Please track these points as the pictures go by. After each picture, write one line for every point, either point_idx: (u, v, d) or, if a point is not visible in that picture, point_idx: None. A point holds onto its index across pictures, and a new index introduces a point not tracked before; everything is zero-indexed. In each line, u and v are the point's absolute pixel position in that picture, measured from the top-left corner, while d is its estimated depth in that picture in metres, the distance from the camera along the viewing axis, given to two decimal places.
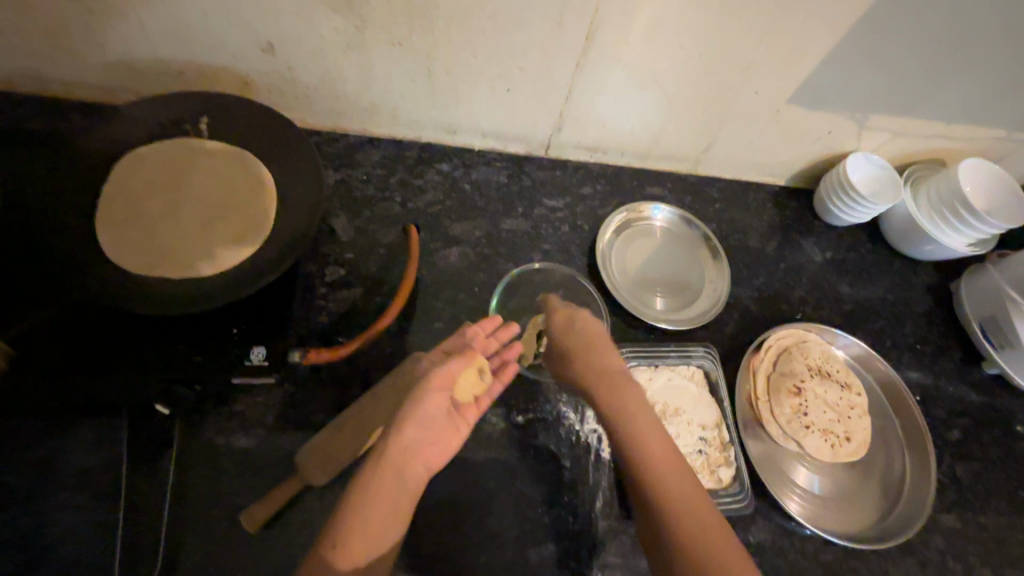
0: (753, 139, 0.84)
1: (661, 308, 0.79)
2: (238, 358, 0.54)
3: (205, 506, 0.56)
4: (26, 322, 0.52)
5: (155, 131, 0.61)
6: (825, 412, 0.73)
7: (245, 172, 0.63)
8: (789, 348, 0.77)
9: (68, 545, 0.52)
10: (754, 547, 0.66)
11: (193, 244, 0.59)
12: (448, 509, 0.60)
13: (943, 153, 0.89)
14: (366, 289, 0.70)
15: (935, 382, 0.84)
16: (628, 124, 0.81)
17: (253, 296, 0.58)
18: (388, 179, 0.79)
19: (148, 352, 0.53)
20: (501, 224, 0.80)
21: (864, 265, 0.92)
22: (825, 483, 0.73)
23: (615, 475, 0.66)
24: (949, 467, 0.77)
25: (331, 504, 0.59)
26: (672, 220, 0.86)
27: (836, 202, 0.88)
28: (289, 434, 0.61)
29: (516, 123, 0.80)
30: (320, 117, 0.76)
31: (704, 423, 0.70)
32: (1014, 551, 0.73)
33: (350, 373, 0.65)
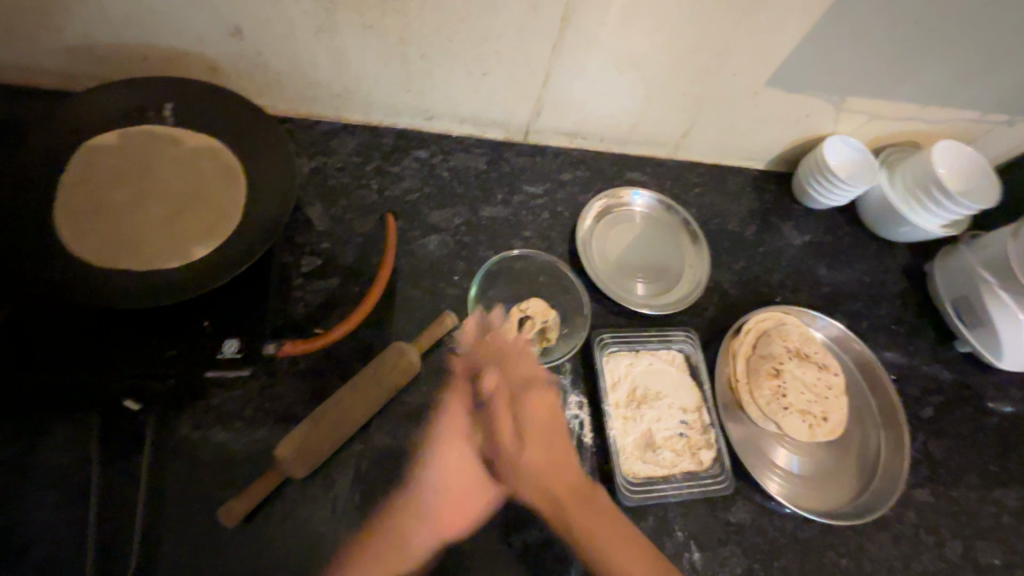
0: (732, 123, 0.84)
1: (642, 293, 0.79)
2: (212, 351, 0.53)
3: (181, 502, 0.55)
4: None
5: (115, 118, 0.59)
6: (803, 393, 0.74)
7: (214, 161, 0.60)
8: (768, 331, 0.78)
9: (40, 546, 0.50)
10: (734, 526, 0.67)
11: (160, 235, 0.57)
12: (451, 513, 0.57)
13: (918, 136, 0.90)
14: (344, 279, 0.69)
15: (910, 361, 0.85)
16: (607, 109, 0.80)
17: (225, 288, 0.56)
18: (364, 167, 0.77)
19: (118, 348, 0.52)
20: (481, 212, 0.79)
21: (842, 248, 0.93)
22: (804, 462, 0.74)
23: (597, 459, 0.66)
24: (922, 444, 0.79)
25: (312, 497, 0.58)
26: (652, 206, 0.86)
27: (814, 185, 0.88)
28: (267, 428, 0.60)
29: (495, 109, 0.79)
30: (293, 104, 0.74)
31: (685, 406, 0.70)
32: (986, 523, 0.75)
33: (329, 364, 0.64)
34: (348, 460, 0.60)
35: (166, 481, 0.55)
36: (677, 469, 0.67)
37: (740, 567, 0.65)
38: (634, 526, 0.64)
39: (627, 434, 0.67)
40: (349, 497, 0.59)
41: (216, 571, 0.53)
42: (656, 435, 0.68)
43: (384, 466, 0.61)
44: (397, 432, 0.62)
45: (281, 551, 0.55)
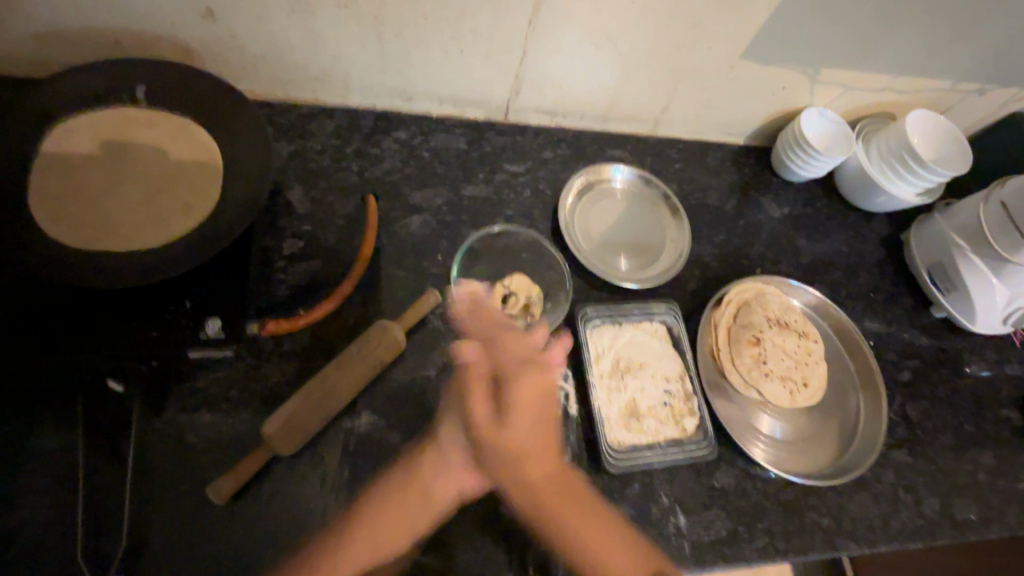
0: (709, 97, 0.85)
1: (624, 268, 0.80)
2: (194, 331, 0.53)
3: (170, 482, 0.55)
4: None
5: (90, 100, 0.58)
6: (784, 360, 0.76)
7: (189, 142, 0.60)
8: (749, 301, 0.79)
9: (29, 528, 0.51)
10: (717, 490, 0.69)
11: (137, 217, 0.56)
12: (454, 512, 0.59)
13: (892, 107, 0.91)
14: (326, 260, 0.69)
15: (887, 328, 0.87)
16: (585, 86, 0.81)
17: (202, 267, 0.56)
18: (344, 149, 0.77)
19: (98, 330, 0.52)
20: (462, 191, 0.80)
21: (821, 220, 0.94)
22: (785, 427, 0.76)
23: (583, 430, 0.67)
24: (900, 406, 0.81)
25: (301, 475, 0.58)
26: (632, 181, 0.87)
27: (791, 158, 0.89)
28: (254, 407, 0.60)
29: (473, 88, 0.79)
30: (270, 86, 0.74)
31: (668, 376, 0.72)
32: (961, 480, 0.77)
33: (314, 344, 0.64)
34: (335, 438, 0.61)
35: (154, 461, 0.56)
36: (661, 437, 0.68)
37: (724, 530, 0.67)
38: (619, 492, 0.65)
39: (611, 405, 0.68)
40: (339, 474, 0.59)
41: (206, 546, 0.54)
42: (640, 404, 0.69)
43: (371, 442, 0.61)
44: (382, 408, 0.63)
45: (271, 527, 0.56)
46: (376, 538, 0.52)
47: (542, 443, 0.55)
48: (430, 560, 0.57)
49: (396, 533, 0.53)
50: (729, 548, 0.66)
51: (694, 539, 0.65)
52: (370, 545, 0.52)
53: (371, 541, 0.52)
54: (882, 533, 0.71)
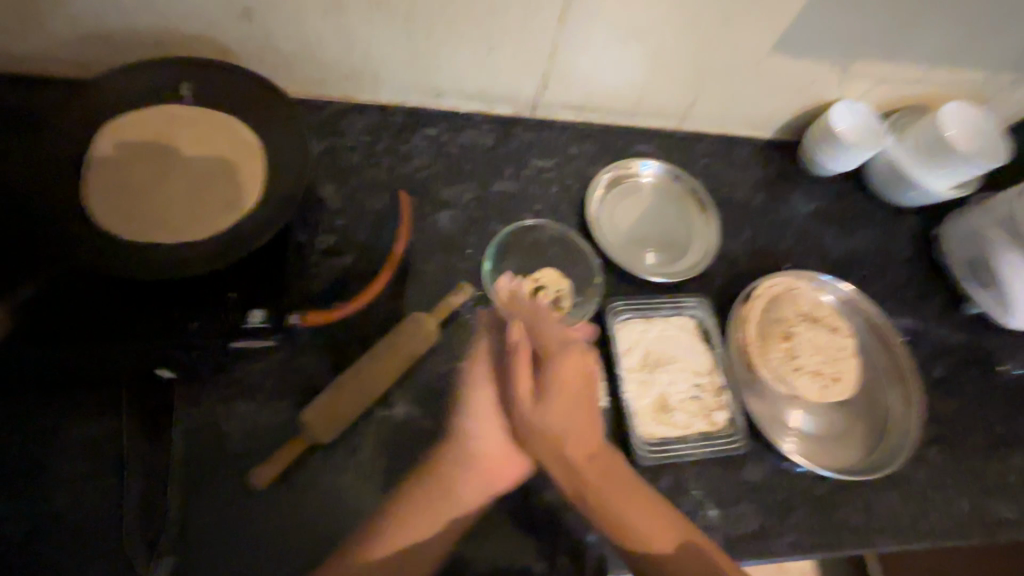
0: (738, 91, 0.84)
1: (652, 263, 0.80)
2: (237, 321, 0.54)
3: (214, 469, 0.57)
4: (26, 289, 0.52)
5: (135, 97, 0.59)
6: (815, 355, 0.76)
7: (230, 137, 0.61)
8: (779, 296, 0.78)
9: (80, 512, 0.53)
10: (748, 485, 0.69)
11: (183, 208, 0.57)
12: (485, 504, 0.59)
13: (925, 100, 0.90)
14: (360, 255, 0.71)
15: (920, 324, 0.86)
16: (614, 81, 0.81)
17: (245, 262, 0.57)
18: (375, 146, 0.79)
19: (146, 320, 0.53)
20: (491, 186, 0.80)
21: (850, 215, 0.93)
22: (816, 422, 0.75)
23: (612, 423, 0.68)
24: (934, 403, 0.79)
25: (337, 463, 0.60)
26: (660, 176, 0.87)
27: (821, 152, 0.89)
28: (292, 397, 0.62)
29: (502, 85, 0.79)
30: (303, 84, 0.75)
31: (697, 370, 0.72)
32: (996, 480, 0.76)
33: (349, 336, 0.66)
34: (371, 428, 0.62)
35: (197, 449, 0.57)
36: (691, 430, 0.68)
37: (755, 524, 0.67)
38: (649, 485, 0.66)
39: (641, 397, 0.69)
40: (374, 462, 0.60)
41: (248, 532, 0.55)
42: (670, 398, 0.69)
43: (404, 432, 0.63)
44: (416, 399, 0.64)
45: (309, 513, 0.57)
46: (427, 515, 0.55)
47: (580, 426, 0.58)
48: (464, 547, 0.58)
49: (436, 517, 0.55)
50: (760, 543, 0.66)
51: (725, 533, 0.65)
52: (428, 520, 0.54)
53: (433, 513, 0.55)
54: (915, 531, 0.70)
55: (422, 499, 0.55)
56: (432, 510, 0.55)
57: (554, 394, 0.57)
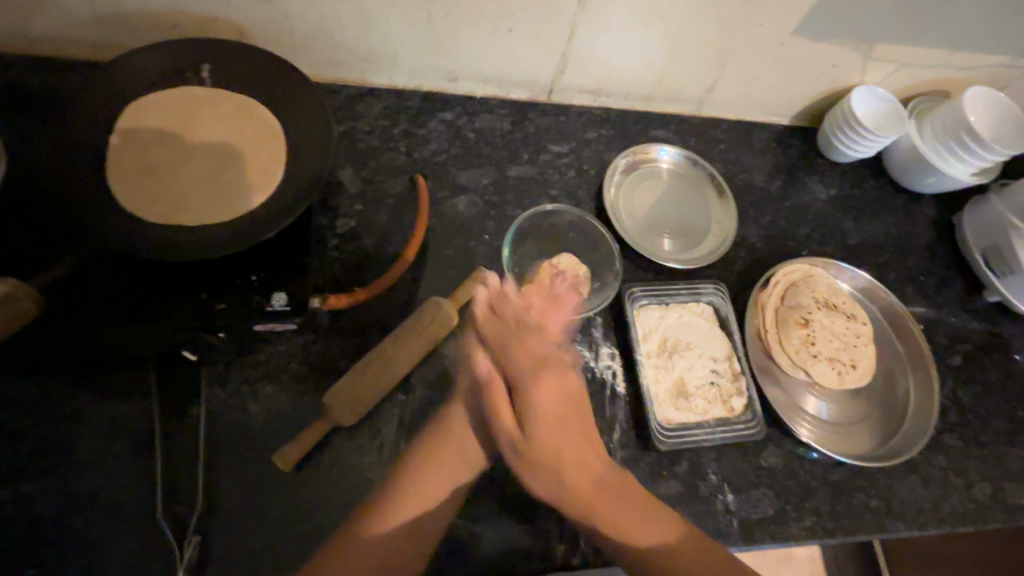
0: (758, 75, 0.83)
1: (669, 249, 0.80)
2: (261, 304, 0.55)
3: (238, 449, 0.58)
4: (54, 273, 0.52)
5: (157, 80, 0.59)
6: (832, 342, 0.75)
7: (252, 120, 0.61)
8: (797, 282, 0.78)
9: (111, 491, 0.54)
10: (765, 470, 0.69)
11: (206, 191, 0.57)
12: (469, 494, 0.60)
13: (947, 84, 0.89)
14: (379, 239, 0.71)
15: (938, 312, 0.85)
16: (632, 65, 0.80)
17: (268, 244, 0.57)
18: (392, 130, 0.78)
19: (171, 302, 0.53)
20: (508, 171, 0.80)
21: (869, 201, 0.92)
22: (832, 408, 0.75)
23: (630, 407, 0.68)
24: (951, 390, 0.79)
25: (359, 445, 0.60)
26: (678, 161, 0.86)
27: (840, 137, 0.88)
28: (313, 379, 0.62)
29: (519, 68, 0.79)
30: (320, 67, 0.75)
31: (715, 356, 0.72)
32: (1014, 467, 0.76)
33: (369, 320, 0.66)
34: (392, 410, 0.62)
35: (220, 430, 0.58)
36: (709, 416, 0.68)
37: (772, 509, 0.67)
38: (667, 470, 0.66)
39: (659, 383, 0.69)
40: (395, 444, 0.61)
41: (273, 511, 0.56)
42: (688, 383, 0.69)
43: (424, 415, 0.63)
44: (435, 383, 0.65)
45: (332, 494, 0.58)
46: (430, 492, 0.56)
47: (569, 407, 0.59)
48: (485, 528, 0.59)
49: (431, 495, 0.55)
50: (777, 527, 0.66)
51: (742, 517, 0.66)
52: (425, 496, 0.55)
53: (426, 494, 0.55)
54: (932, 517, 0.71)
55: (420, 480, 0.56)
56: (431, 495, 0.55)
57: (546, 379, 0.59)
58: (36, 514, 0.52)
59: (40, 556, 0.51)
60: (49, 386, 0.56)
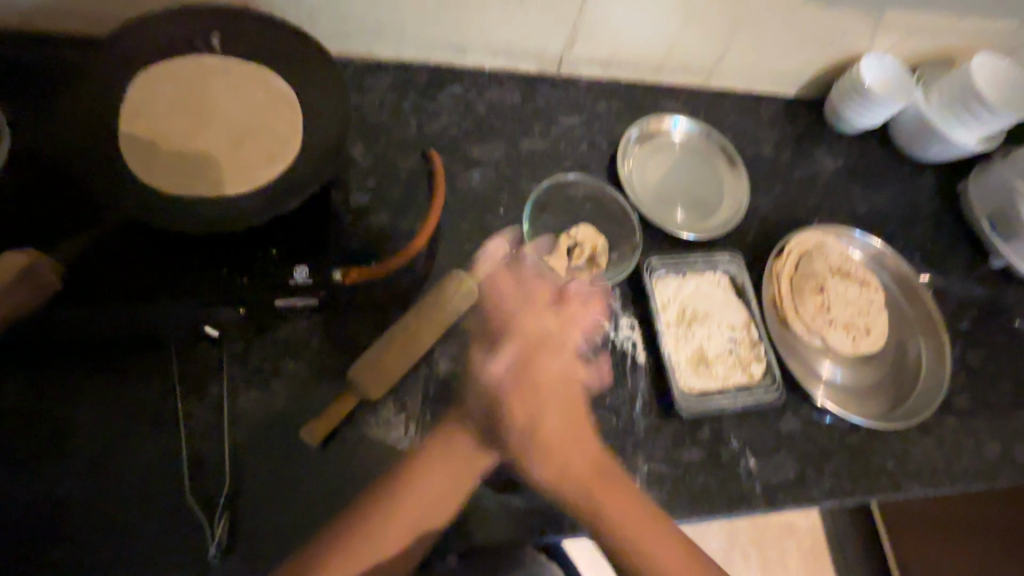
0: (768, 44, 0.83)
1: (684, 220, 0.80)
2: (282, 277, 0.53)
3: (261, 426, 0.57)
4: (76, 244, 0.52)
5: (164, 51, 0.57)
6: (847, 309, 0.76)
7: (267, 88, 0.59)
8: (809, 251, 0.78)
9: (135, 470, 0.53)
10: (785, 435, 0.70)
11: (221, 162, 0.56)
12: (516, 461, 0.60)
13: (953, 51, 0.89)
14: (394, 214, 0.70)
15: (945, 279, 0.87)
16: (642, 34, 0.79)
17: (284, 219, 0.56)
18: (401, 104, 0.76)
19: (190, 276, 0.52)
20: (520, 144, 0.79)
21: (875, 170, 0.93)
22: (846, 374, 0.76)
23: (651, 377, 0.68)
24: (960, 354, 0.81)
25: (385, 419, 0.60)
26: (689, 133, 0.86)
27: (849, 106, 0.88)
28: (334, 355, 0.61)
29: (529, 38, 0.77)
30: (326, 39, 0.73)
31: (733, 325, 0.72)
32: (1022, 425, 0.78)
33: (389, 295, 0.65)
34: (416, 385, 0.62)
35: (243, 408, 0.57)
36: (730, 383, 0.69)
37: (793, 473, 0.68)
38: (690, 437, 0.67)
39: (679, 352, 0.69)
40: (419, 418, 0.61)
41: (301, 486, 0.56)
42: (708, 352, 0.70)
43: (449, 389, 0.63)
44: (458, 356, 0.64)
45: (360, 470, 0.57)
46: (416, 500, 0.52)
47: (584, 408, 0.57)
48: (515, 498, 0.59)
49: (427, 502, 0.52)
50: (798, 489, 0.67)
51: (764, 481, 0.67)
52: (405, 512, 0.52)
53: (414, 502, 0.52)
54: (946, 475, 0.72)
55: (416, 491, 0.52)
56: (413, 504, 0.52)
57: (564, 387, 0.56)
58: (59, 498, 0.51)
59: (66, 538, 0.50)
60: (64, 369, 0.55)
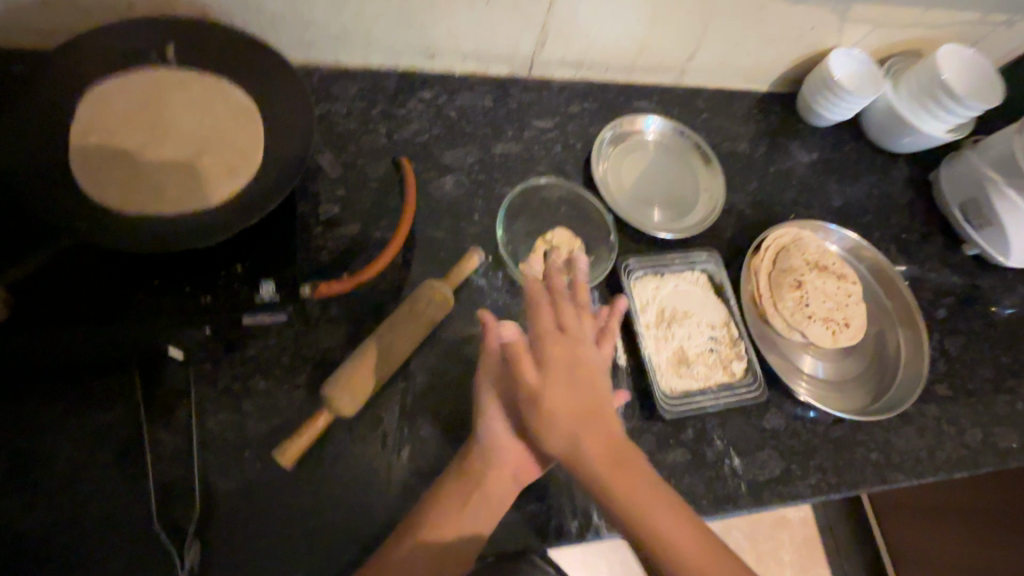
0: (738, 41, 0.83)
1: (661, 219, 0.79)
2: (248, 294, 0.52)
3: (233, 448, 0.55)
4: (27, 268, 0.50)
5: (117, 64, 0.56)
6: (825, 303, 0.76)
7: (227, 102, 0.58)
8: (787, 246, 0.78)
9: (98, 500, 0.51)
10: (769, 432, 0.69)
11: (179, 179, 0.54)
12: None
13: (920, 43, 0.90)
14: (365, 224, 0.69)
15: (921, 269, 0.87)
16: (613, 36, 0.79)
17: (248, 234, 0.54)
18: (370, 111, 0.75)
19: (150, 297, 0.50)
20: (493, 148, 0.78)
21: (849, 163, 0.93)
22: (828, 367, 0.76)
23: (633, 379, 0.68)
24: (938, 343, 0.81)
25: (362, 435, 0.58)
26: (663, 131, 0.85)
27: (820, 100, 0.88)
28: (307, 371, 0.60)
29: (498, 42, 0.76)
30: (290, 49, 0.71)
31: (713, 324, 0.72)
32: (1002, 411, 0.78)
33: (363, 308, 0.64)
34: (392, 398, 0.61)
35: (214, 431, 0.55)
36: (711, 381, 0.68)
37: (778, 470, 0.67)
38: (674, 438, 0.66)
39: (660, 353, 0.68)
40: (397, 433, 0.59)
41: (275, 508, 0.54)
42: (688, 351, 0.69)
43: (427, 401, 0.61)
44: (435, 366, 0.63)
45: (337, 488, 0.56)
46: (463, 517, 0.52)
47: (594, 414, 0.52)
48: (499, 509, 0.58)
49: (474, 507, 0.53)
50: (784, 486, 0.67)
51: (750, 479, 0.66)
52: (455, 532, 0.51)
53: (462, 517, 0.52)
54: (929, 464, 0.72)
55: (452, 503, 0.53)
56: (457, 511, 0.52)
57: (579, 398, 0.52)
58: (19, 534, 0.49)
59: None
60: (22, 398, 0.53)
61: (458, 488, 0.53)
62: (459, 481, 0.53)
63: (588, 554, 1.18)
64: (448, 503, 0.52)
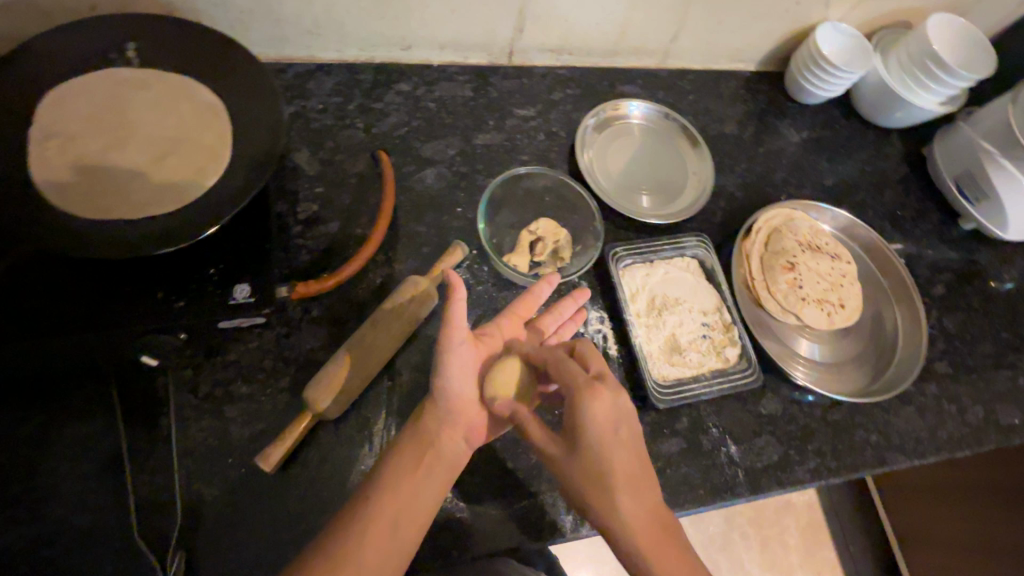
0: (721, 19, 0.81)
1: (650, 206, 0.77)
2: (221, 298, 0.50)
3: (216, 455, 0.54)
4: None
5: (77, 66, 0.54)
6: (819, 284, 0.75)
7: (192, 102, 0.56)
8: (779, 227, 0.77)
9: (78, 514, 0.50)
10: (765, 417, 0.68)
11: (146, 181, 0.52)
12: (494, 470, 0.58)
13: (909, 14, 0.88)
14: (344, 221, 0.67)
15: (917, 246, 0.86)
16: (592, 20, 0.77)
17: (219, 236, 0.53)
18: (347, 106, 0.73)
19: (120, 303, 0.49)
20: (474, 140, 0.76)
21: (841, 141, 0.91)
22: (825, 349, 0.75)
23: (626, 369, 0.66)
24: (937, 320, 0.80)
25: (348, 437, 0.57)
26: (648, 115, 0.83)
27: (808, 77, 0.86)
28: (289, 374, 0.58)
29: (474, 30, 0.74)
30: (261, 45, 0.69)
31: (704, 310, 0.70)
32: (1003, 387, 0.77)
33: (345, 307, 0.62)
34: (378, 398, 0.59)
35: (195, 438, 0.54)
36: (705, 369, 0.67)
37: (776, 455, 0.66)
38: (668, 427, 0.64)
39: (651, 341, 0.67)
40: (384, 433, 0.58)
41: (260, 515, 0.53)
42: (680, 338, 0.68)
43: (414, 399, 0.60)
44: (421, 363, 0.62)
45: (324, 492, 0.54)
46: (401, 510, 0.48)
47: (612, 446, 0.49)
48: (490, 506, 0.57)
49: (418, 494, 0.49)
50: (783, 472, 0.65)
51: (747, 466, 0.65)
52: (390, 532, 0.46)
53: (405, 505, 0.48)
54: (930, 445, 0.71)
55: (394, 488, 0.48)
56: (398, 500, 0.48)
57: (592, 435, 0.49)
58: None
59: None
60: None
61: (405, 470, 0.49)
62: (408, 464, 0.50)
63: (590, 546, 1.17)
64: (391, 487, 0.48)
